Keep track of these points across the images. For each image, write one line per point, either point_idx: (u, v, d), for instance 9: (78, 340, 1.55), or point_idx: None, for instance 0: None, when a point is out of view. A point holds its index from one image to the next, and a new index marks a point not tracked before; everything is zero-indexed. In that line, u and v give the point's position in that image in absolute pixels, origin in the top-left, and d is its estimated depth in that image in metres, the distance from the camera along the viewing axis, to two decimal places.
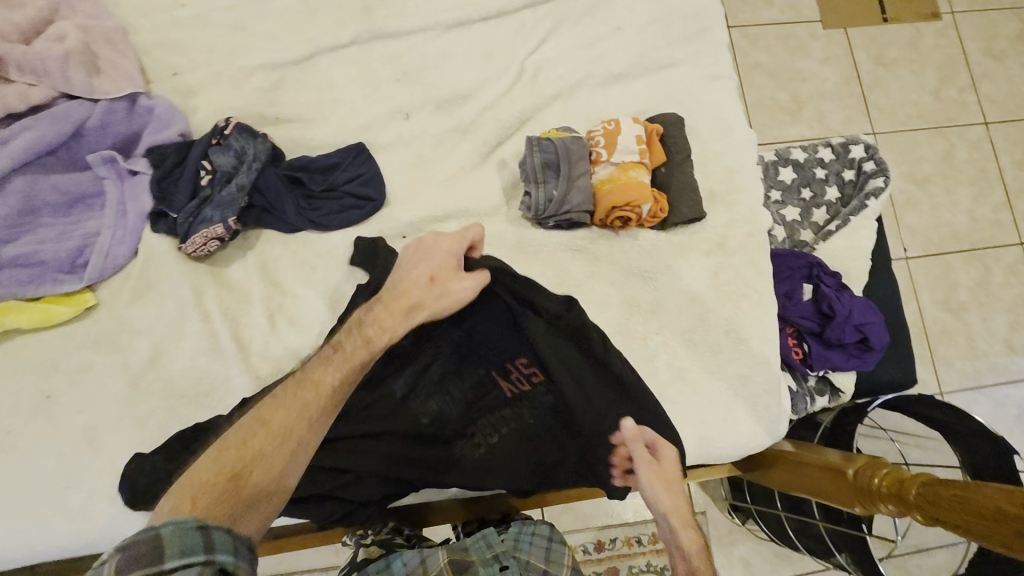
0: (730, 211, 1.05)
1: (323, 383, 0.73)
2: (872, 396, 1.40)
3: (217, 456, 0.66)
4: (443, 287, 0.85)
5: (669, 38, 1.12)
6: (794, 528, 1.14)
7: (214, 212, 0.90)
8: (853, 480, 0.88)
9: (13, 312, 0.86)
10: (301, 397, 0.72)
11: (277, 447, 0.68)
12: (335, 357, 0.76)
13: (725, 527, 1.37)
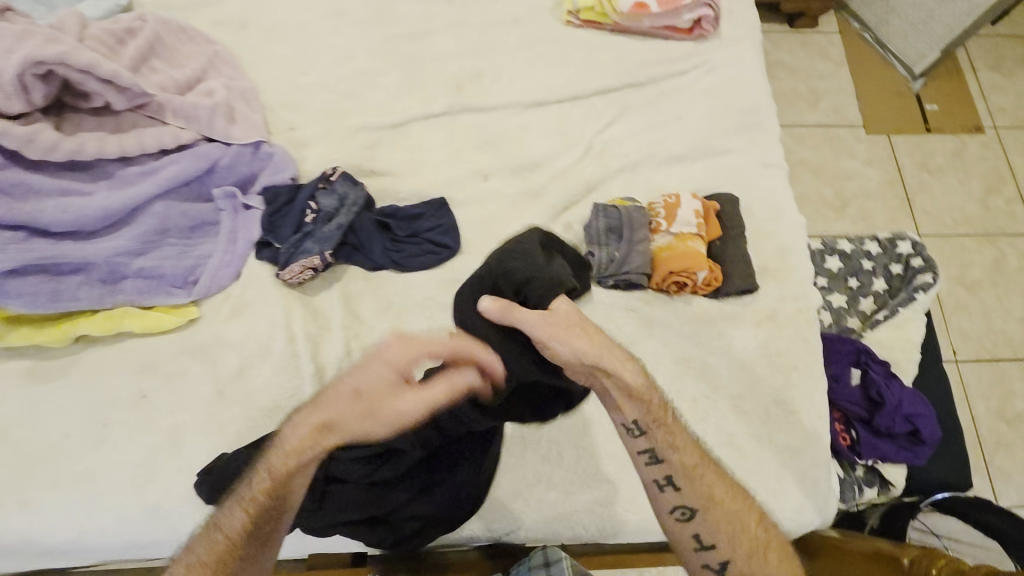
0: (782, 287, 1.11)
1: (241, 514, 0.75)
2: (925, 493, 1.35)
3: None
4: (375, 402, 0.73)
5: (726, 129, 1.24)
6: None
7: (314, 245, 1.02)
8: (908, 575, 0.80)
9: (128, 317, 0.96)
10: (221, 536, 0.75)
11: None
12: (239, 498, 0.76)
13: None
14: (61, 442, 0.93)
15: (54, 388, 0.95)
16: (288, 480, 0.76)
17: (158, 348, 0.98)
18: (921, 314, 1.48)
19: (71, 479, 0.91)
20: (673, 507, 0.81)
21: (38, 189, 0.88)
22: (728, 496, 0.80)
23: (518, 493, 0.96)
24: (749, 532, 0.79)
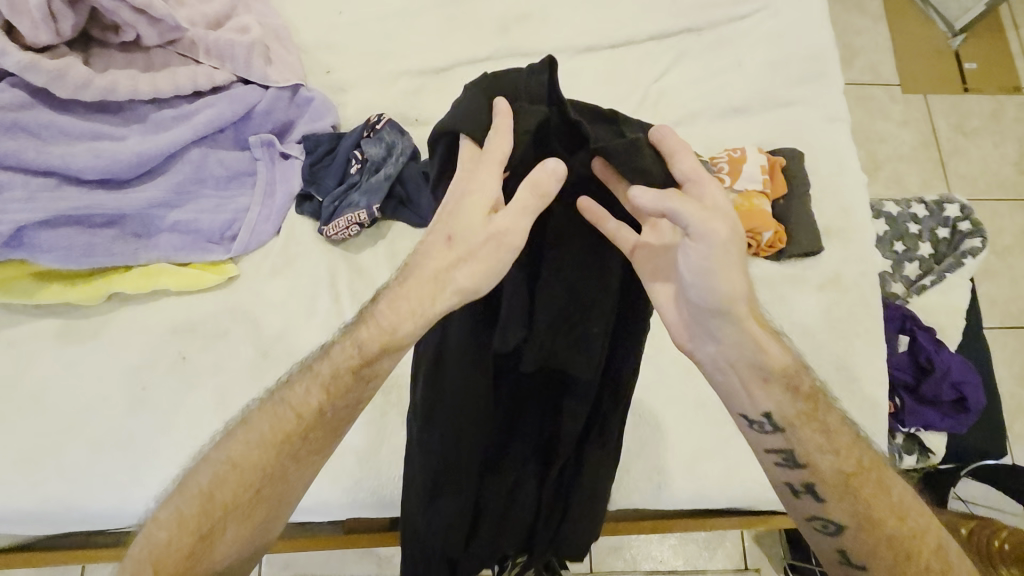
0: (847, 248, 1.06)
1: (316, 397, 0.67)
2: (962, 457, 1.35)
3: (206, 495, 0.64)
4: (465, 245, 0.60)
5: (788, 79, 1.15)
6: None
7: (360, 197, 0.93)
8: None
9: (163, 275, 0.92)
10: (290, 412, 0.66)
11: (235, 520, 0.65)
12: (322, 377, 0.67)
13: None
14: (100, 403, 0.89)
15: (91, 348, 0.91)
16: (368, 363, 0.65)
17: (196, 305, 0.94)
18: (967, 280, 1.43)
19: (117, 442, 0.88)
20: (810, 516, 0.66)
21: (68, 132, 0.84)
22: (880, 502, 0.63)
23: None
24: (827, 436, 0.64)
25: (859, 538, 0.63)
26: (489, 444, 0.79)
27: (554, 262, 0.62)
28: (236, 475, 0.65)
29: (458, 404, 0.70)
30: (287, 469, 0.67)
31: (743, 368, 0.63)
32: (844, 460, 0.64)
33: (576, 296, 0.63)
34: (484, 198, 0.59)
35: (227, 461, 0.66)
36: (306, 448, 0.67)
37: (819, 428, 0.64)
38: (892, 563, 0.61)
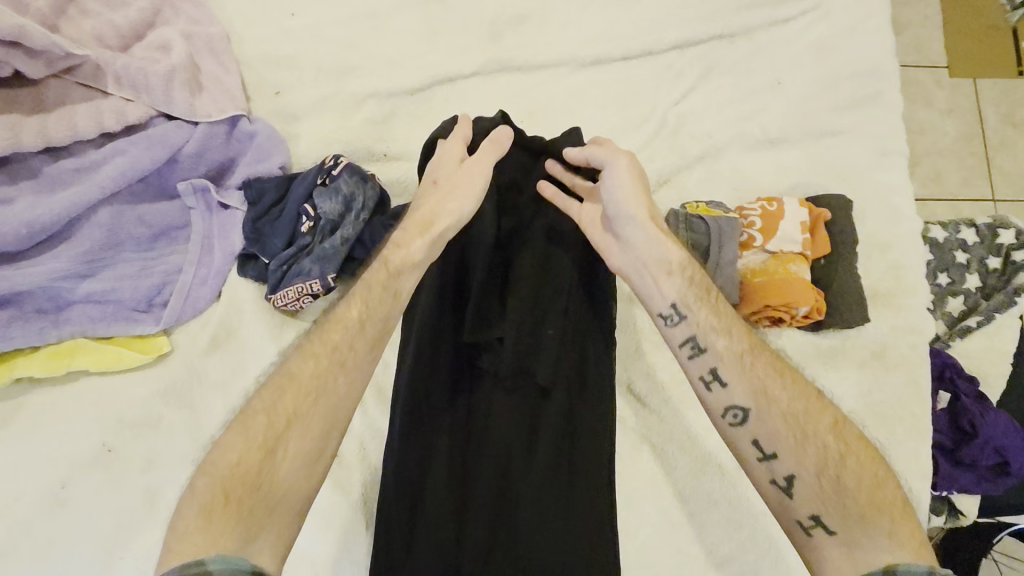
0: (894, 316, 0.90)
1: (355, 308, 0.71)
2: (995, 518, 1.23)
3: (251, 421, 0.64)
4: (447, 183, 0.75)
5: (836, 102, 0.95)
6: None
7: (313, 265, 0.77)
8: None
9: (80, 353, 0.78)
10: (335, 326, 0.70)
11: (310, 403, 0.65)
12: (358, 293, 0.73)
13: None
14: (10, 508, 0.76)
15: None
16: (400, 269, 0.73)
17: (121, 388, 0.80)
18: (1017, 321, 1.27)
19: (31, 552, 0.75)
20: (724, 409, 0.70)
21: None
22: (787, 390, 0.67)
23: None
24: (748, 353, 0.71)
25: (765, 414, 0.67)
26: (460, 444, 0.81)
27: (521, 247, 0.85)
28: (296, 388, 0.66)
29: (447, 403, 0.82)
30: (335, 372, 0.68)
31: (650, 261, 0.75)
32: (735, 339, 0.71)
33: (539, 302, 0.82)
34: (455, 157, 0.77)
35: (281, 376, 0.67)
36: (352, 354, 0.69)
37: (717, 309, 0.73)
38: (793, 441, 0.65)
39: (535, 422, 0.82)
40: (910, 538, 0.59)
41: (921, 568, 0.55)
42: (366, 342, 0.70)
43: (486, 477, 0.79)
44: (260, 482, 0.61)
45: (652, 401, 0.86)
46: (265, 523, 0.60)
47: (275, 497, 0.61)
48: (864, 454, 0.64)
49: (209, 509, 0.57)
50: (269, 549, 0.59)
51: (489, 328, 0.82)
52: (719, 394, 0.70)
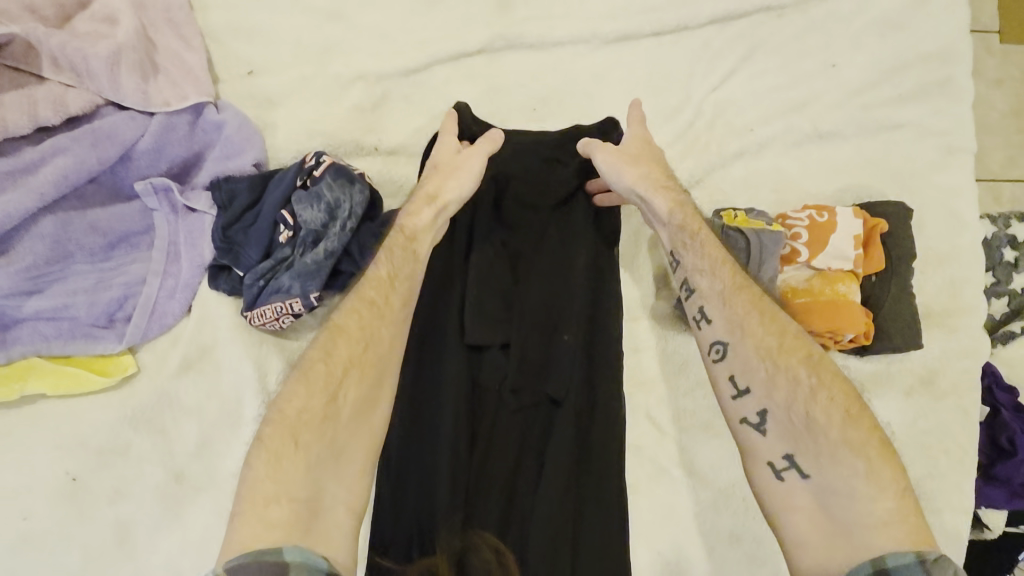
0: (949, 339, 0.80)
1: (383, 263, 0.65)
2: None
3: (303, 377, 0.59)
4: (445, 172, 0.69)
5: (897, 91, 0.82)
6: None
7: (292, 281, 0.67)
8: None
9: (34, 376, 0.69)
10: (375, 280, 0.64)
11: (359, 357, 0.61)
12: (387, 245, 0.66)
13: None
14: None
15: None
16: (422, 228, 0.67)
17: (83, 412, 0.71)
18: None
19: None
20: (708, 345, 0.64)
21: None
22: (785, 343, 0.61)
23: None
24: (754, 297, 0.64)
25: (745, 344, 0.62)
26: (458, 459, 0.72)
27: (530, 239, 0.75)
28: (342, 348, 0.60)
29: (444, 413, 0.72)
30: (376, 326, 0.62)
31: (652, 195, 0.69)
32: (726, 273, 0.65)
33: (549, 306, 0.74)
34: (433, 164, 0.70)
35: (325, 334, 0.62)
36: (399, 301, 0.64)
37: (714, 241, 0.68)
38: (767, 372, 0.60)
39: (545, 433, 0.75)
40: (890, 489, 0.54)
41: (910, 558, 0.50)
42: (400, 298, 0.64)
43: (491, 490, 0.74)
44: (319, 441, 0.56)
45: (672, 429, 0.78)
46: (334, 467, 0.57)
47: (337, 447, 0.57)
48: (850, 396, 0.58)
49: (278, 458, 0.54)
50: (344, 495, 0.56)
51: (494, 331, 0.73)
52: (708, 329, 0.65)
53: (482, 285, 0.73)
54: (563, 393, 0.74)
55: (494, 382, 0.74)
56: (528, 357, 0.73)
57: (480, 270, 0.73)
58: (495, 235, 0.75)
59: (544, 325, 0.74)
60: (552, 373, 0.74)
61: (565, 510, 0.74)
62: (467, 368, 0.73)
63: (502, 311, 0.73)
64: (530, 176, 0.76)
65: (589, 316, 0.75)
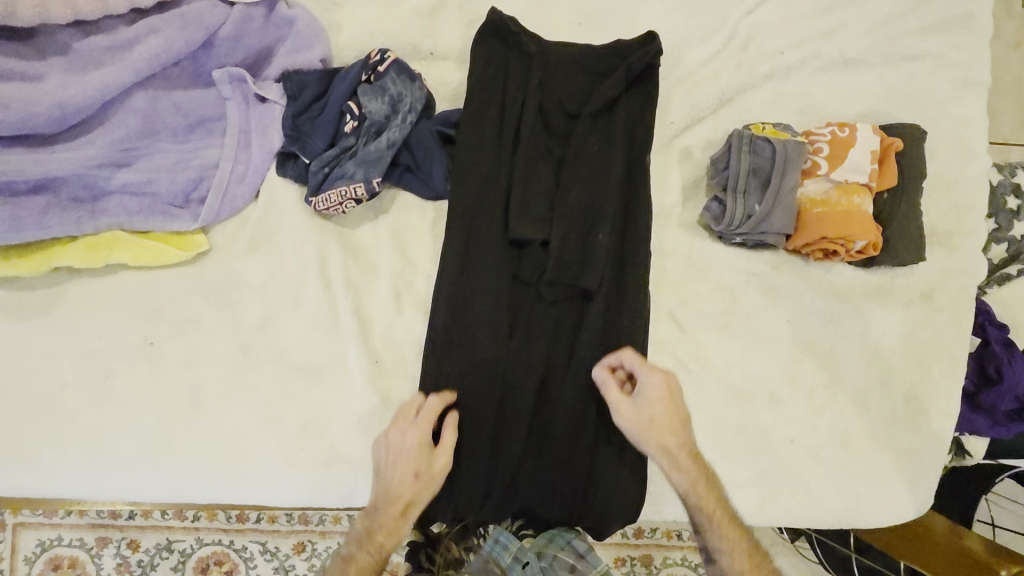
0: (950, 257, 0.87)
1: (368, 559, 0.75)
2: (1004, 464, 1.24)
3: None
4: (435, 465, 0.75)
5: (921, 23, 0.86)
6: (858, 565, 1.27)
7: (356, 168, 0.73)
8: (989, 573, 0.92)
9: (120, 247, 0.76)
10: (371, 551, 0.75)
11: None
12: (368, 540, 0.75)
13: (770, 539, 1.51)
14: (56, 395, 0.77)
15: (38, 329, 0.77)
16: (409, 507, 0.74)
17: (159, 284, 0.79)
18: None
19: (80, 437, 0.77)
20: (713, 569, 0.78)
21: None
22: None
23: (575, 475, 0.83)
24: (739, 543, 0.77)
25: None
26: (500, 348, 0.81)
27: (571, 144, 0.81)
28: None
29: (488, 302, 0.80)
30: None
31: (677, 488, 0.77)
32: (720, 508, 0.78)
33: (585, 206, 0.80)
34: (410, 469, 0.73)
35: None
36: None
37: (703, 482, 0.78)
38: None
39: (576, 326, 0.83)
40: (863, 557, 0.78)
41: None
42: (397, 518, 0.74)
43: (525, 375, 0.82)
44: None
45: (691, 328, 0.85)
46: None
47: None
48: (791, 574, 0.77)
49: None
50: None
51: (536, 230, 0.79)
52: (725, 557, 0.77)
53: (524, 185, 0.79)
54: (595, 287, 0.80)
55: (533, 278, 0.81)
56: (563, 254, 0.80)
57: (522, 171, 0.79)
58: (539, 139, 0.80)
59: (581, 225, 0.80)
60: (587, 267, 0.80)
61: (589, 395, 0.83)
62: (509, 261, 0.80)
63: (544, 211, 0.80)
64: (570, 85, 0.81)
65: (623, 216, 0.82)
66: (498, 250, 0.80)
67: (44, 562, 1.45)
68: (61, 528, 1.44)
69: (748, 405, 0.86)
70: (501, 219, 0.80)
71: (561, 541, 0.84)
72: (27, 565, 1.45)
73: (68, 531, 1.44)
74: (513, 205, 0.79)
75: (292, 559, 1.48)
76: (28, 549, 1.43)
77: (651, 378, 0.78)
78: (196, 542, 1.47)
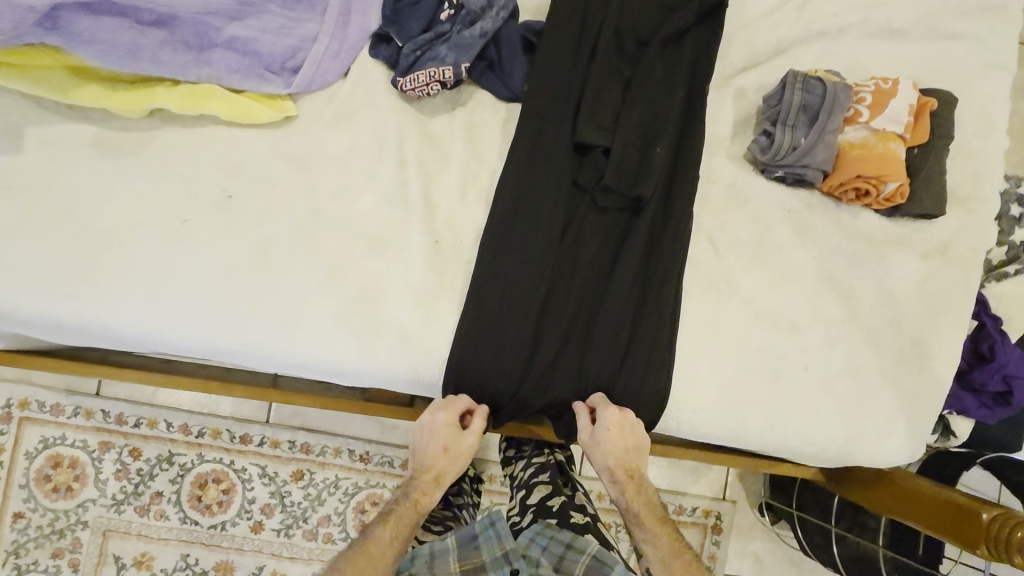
0: (965, 219, 0.94)
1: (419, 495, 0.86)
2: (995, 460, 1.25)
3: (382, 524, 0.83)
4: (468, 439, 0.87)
5: (963, 6, 0.95)
6: (835, 538, 1.29)
7: (448, 52, 0.80)
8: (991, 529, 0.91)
9: (215, 98, 0.80)
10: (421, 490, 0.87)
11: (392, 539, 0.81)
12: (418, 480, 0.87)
13: (749, 522, 1.48)
14: (135, 232, 0.82)
15: (130, 167, 0.82)
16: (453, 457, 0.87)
17: (246, 142, 0.84)
18: None
19: (152, 274, 0.81)
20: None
21: None
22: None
23: (603, 374, 0.88)
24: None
25: (660, 565, 0.85)
26: (552, 245, 0.86)
27: (640, 67, 0.88)
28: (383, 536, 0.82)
29: (547, 200, 0.86)
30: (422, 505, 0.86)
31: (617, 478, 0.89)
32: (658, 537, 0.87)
33: (646, 126, 0.88)
34: (443, 440, 0.86)
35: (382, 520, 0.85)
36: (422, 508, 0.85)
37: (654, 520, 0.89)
38: None
39: (623, 236, 0.89)
40: None
41: None
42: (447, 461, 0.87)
43: (571, 276, 0.88)
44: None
45: (727, 253, 0.92)
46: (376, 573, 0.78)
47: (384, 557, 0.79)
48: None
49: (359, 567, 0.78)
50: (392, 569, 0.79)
51: (599, 141, 0.86)
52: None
53: (594, 98, 0.86)
54: (647, 199, 0.87)
55: (589, 185, 0.88)
56: (620, 166, 0.86)
57: (594, 84, 0.86)
58: (613, 59, 0.87)
59: (640, 142, 0.87)
60: (642, 181, 0.86)
61: (631, 301, 0.88)
62: (571, 166, 0.87)
63: (609, 124, 0.86)
64: (647, 14, 0.88)
65: (679, 141, 0.89)
66: (561, 153, 0.87)
67: (44, 459, 1.36)
68: (66, 428, 1.36)
69: (773, 331, 0.91)
70: (568, 126, 0.86)
71: (541, 543, 0.83)
72: (26, 462, 1.35)
73: (73, 431, 1.37)
74: (581, 114, 0.86)
75: (290, 487, 1.40)
76: (31, 445, 1.35)
77: (611, 416, 0.85)
78: (196, 458, 1.39)
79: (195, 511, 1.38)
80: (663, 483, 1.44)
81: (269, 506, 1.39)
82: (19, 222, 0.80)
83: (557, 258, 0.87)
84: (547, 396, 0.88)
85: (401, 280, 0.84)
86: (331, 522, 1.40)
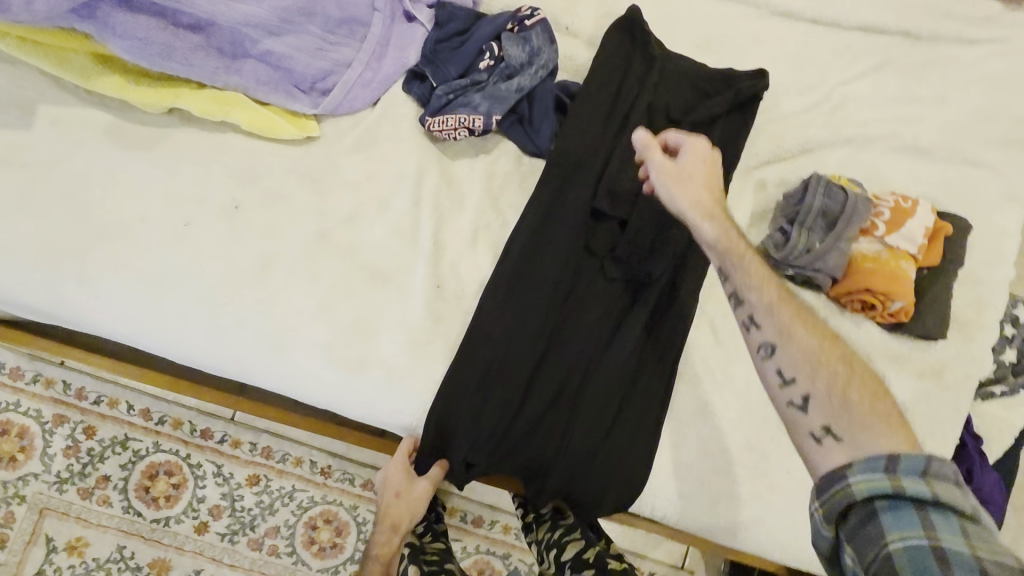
0: (964, 344, 0.94)
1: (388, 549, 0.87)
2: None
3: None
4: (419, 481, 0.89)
5: (989, 136, 0.97)
6: None
7: (481, 102, 0.80)
8: None
9: (238, 108, 0.79)
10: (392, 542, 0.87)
11: None
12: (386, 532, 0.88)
13: None
14: (134, 227, 0.79)
15: (140, 160, 0.80)
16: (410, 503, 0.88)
17: (264, 155, 0.82)
18: None
19: (143, 272, 0.79)
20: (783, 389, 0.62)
21: None
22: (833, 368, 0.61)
23: (583, 446, 0.85)
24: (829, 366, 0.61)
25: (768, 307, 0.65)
26: (552, 306, 0.85)
27: None
28: None
29: (555, 262, 0.85)
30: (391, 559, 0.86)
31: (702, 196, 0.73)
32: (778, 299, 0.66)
33: (664, 203, 0.87)
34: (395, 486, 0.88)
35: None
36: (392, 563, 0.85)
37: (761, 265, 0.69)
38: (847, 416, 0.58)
39: (625, 309, 0.88)
40: (901, 437, 0.57)
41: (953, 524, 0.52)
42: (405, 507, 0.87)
43: (568, 341, 0.86)
44: None
45: (727, 341, 0.91)
46: None
47: None
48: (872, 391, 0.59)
49: None
50: None
51: (615, 211, 0.85)
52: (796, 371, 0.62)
53: (617, 168, 0.85)
54: (654, 277, 0.86)
55: (598, 253, 0.86)
56: (634, 240, 0.85)
57: (619, 155, 0.86)
58: (641, 133, 0.87)
59: (657, 219, 0.87)
60: (653, 258, 0.86)
61: (624, 375, 0.86)
62: (584, 231, 0.86)
63: (629, 196, 0.86)
64: (681, 94, 0.88)
65: None
66: (576, 216, 0.85)
67: None
68: (21, 393, 1.28)
69: (760, 426, 0.90)
70: (587, 191, 0.86)
71: None
72: None
73: (27, 398, 1.28)
74: (601, 181, 0.85)
75: (242, 491, 1.30)
76: None
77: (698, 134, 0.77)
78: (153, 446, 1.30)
79: (139, 502, 1.28)
80: (622, 546, 1.41)
81: (218, 507, 1.29)
82: (17, 196, 0.77)
83: (556, 321, 0.86)
84: (522, 459, 0.86)
85: (397, 317, 0.83)
86: (279, 534, 1.30)
